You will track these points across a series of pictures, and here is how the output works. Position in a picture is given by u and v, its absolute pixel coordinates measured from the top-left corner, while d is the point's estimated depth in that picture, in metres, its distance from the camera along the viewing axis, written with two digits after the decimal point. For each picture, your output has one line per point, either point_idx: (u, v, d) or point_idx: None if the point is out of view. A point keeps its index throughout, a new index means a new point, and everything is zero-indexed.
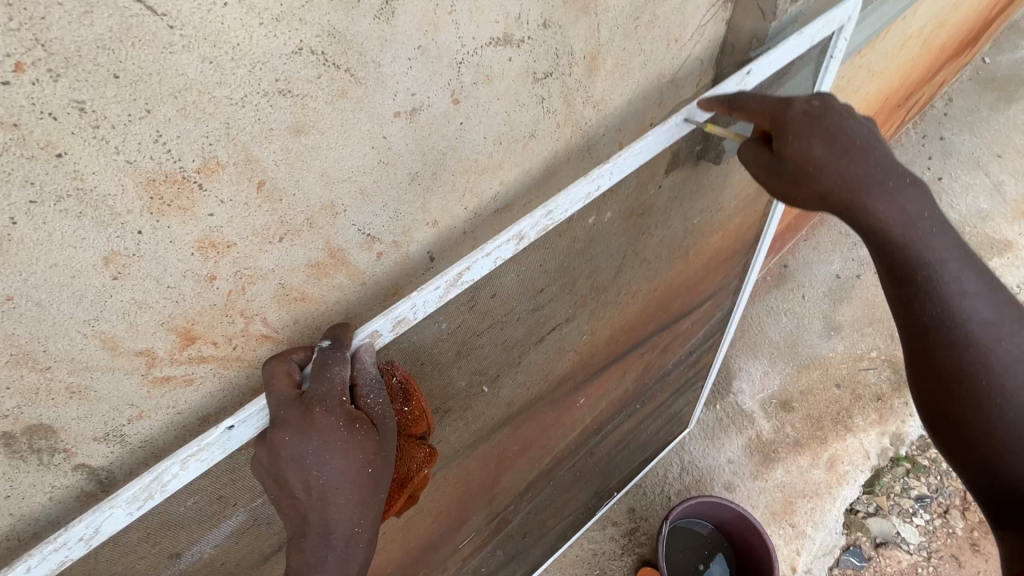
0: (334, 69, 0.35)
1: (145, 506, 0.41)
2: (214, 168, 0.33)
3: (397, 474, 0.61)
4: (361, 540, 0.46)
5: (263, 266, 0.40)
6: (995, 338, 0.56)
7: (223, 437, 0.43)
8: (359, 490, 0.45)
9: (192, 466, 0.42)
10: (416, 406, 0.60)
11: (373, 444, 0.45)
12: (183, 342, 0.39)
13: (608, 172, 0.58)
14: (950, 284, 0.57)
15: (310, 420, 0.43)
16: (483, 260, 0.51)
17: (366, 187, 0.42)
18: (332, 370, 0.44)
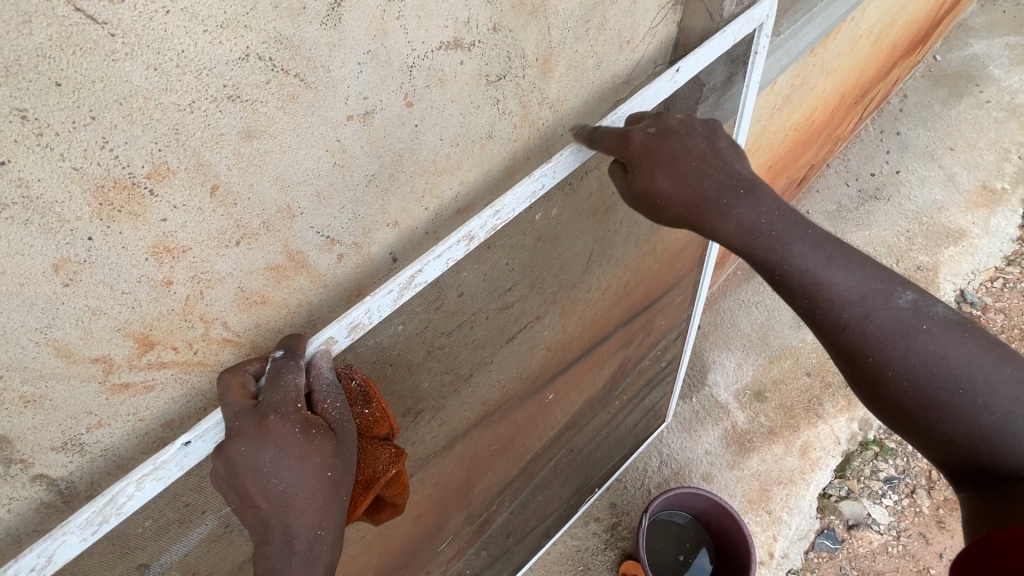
0: (282, 74, 0.35)
1: (99, 531, 0.41)
2: (165, 174, 0.34)
3: (362, 476, 0.61)
4: (326, 545, 0.46)
5: (221, 270, 0.41)
6: (887, 330, 0.55)
7: (179, 454, 0.44)
8: (320, 493, 0.45)
9: (148, 486, 0.43)
10: (376, 407, 0.59)
11: (332, 448, 0.46)
12: (141, 348, 0.40)
13: (552, 171, 0.60)
14: (827, 288, 0.56)
15: (265, 428, 0.43)
16: (435, 262, 0.53)
17: (322, 190, 0.43)
18: (286, 378, 0.45)
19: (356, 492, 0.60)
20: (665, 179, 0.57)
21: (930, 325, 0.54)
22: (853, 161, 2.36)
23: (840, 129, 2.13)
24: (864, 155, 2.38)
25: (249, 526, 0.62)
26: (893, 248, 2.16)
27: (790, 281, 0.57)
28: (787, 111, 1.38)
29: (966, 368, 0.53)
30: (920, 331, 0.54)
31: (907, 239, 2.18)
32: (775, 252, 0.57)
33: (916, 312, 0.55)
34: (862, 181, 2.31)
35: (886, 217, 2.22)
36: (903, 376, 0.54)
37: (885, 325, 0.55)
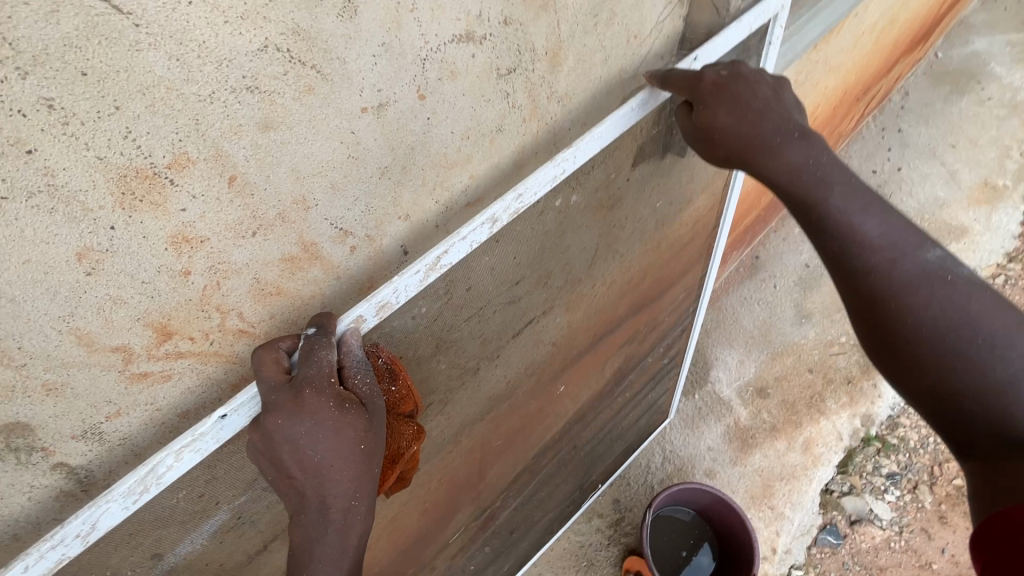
0: (299, 66, 0.36)
1: (141, 499, 0.42)
2: (185, 163, 0.34)
3: (387, 451, 0.65)
4: (358, 513, 0.49)
5: (237, 261, 0.41)
6: (912, 278, 0.61)
7: (215, 427, 0.45)
8: (353, 466, 0.48)
9: (187, 457, 0.44)
10: (403, 386, 0.62)
11: (363, 423, 0.47)
12: (159, 338, 0.40)
13: (573, 157, 0.61)
14: (862, 234, 0.62)
15: (301, 402, 0.45)
16: (459, 244, 0.54)
17: (336, 181, 0.44)
18: (319, 354, 0.46)
19: (382, 466, 0.64)
20: (726, 118, 0.62)
21: (953, 278, 0.61)
22: (855, 159, 2.36)
23: (842, 126, 2.13)
24: (866, 152, 2.38)
25: (261, 518, 0.62)
26: None
27: (829, 225, 0.63)
28: None
29: (979, 317, 0.59)
30: (944, 284, 0.61)
31: None
32: (814, 195, 0.63)
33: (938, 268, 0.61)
34: (864, 178, 2.31)
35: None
36: (919, 332, 0.60)
37: (910, 270, 0.61)
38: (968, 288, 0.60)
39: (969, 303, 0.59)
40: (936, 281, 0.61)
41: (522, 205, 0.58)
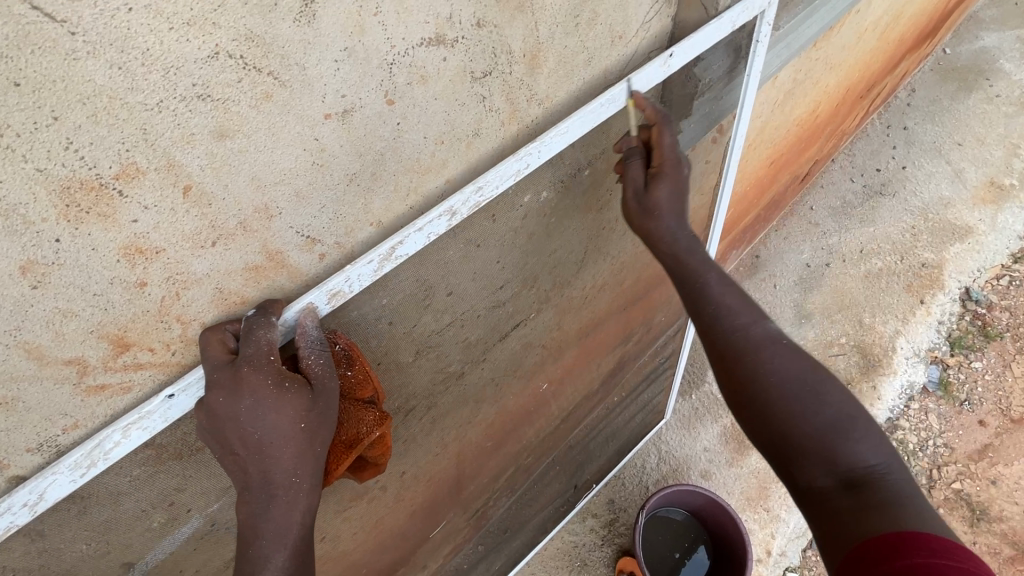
0: (255, 72, 0.35)
1: (88, 473, 0.42)
2: (133, 174, 0.33)
3: (344, 438, 0.56)
4: (303, 491, 0.48)
5: (197, 270, 0.40)
6: (773, 365, 0.64)
7: (164, 405, 0.44)
8: (295, 443, 0.46)
9: (135, 435, 0.43)
10: (360, 369, 0.56)
11: (304, 399, 0.46)
12: (117, 350, 0.39)
13: (538, 150, 0.58)
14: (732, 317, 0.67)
15: (239, 381, 0.43)
16: (415, 235, 0.52)
17: (301, 189, 0.43)
18: (259, 334, 0.44)
19: (337, 454, 0.56)
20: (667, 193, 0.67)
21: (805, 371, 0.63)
22: (858, 157, 2.33)
23: (846, 123, 2.10)
24: (870, 150, 2.35)
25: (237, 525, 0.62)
26: (897, 246, 2.14)
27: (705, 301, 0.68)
28: (790, 106, 1.36)
29: (822, 382, 0.62)
30: (796, 373, 0.63)
31: (912, 236, 2.16)
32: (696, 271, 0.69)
33: (776, 336, 0.66)
34: (867, 177, 2.28)
35: (890, 214, 2.20)
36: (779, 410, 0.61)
37: (756, 336, 0.66)
38: (797, 357, 0.64)
39: (804, 374, 0.63)
40: (777, 351, 0.64)
41: (483, 198, 0.57)
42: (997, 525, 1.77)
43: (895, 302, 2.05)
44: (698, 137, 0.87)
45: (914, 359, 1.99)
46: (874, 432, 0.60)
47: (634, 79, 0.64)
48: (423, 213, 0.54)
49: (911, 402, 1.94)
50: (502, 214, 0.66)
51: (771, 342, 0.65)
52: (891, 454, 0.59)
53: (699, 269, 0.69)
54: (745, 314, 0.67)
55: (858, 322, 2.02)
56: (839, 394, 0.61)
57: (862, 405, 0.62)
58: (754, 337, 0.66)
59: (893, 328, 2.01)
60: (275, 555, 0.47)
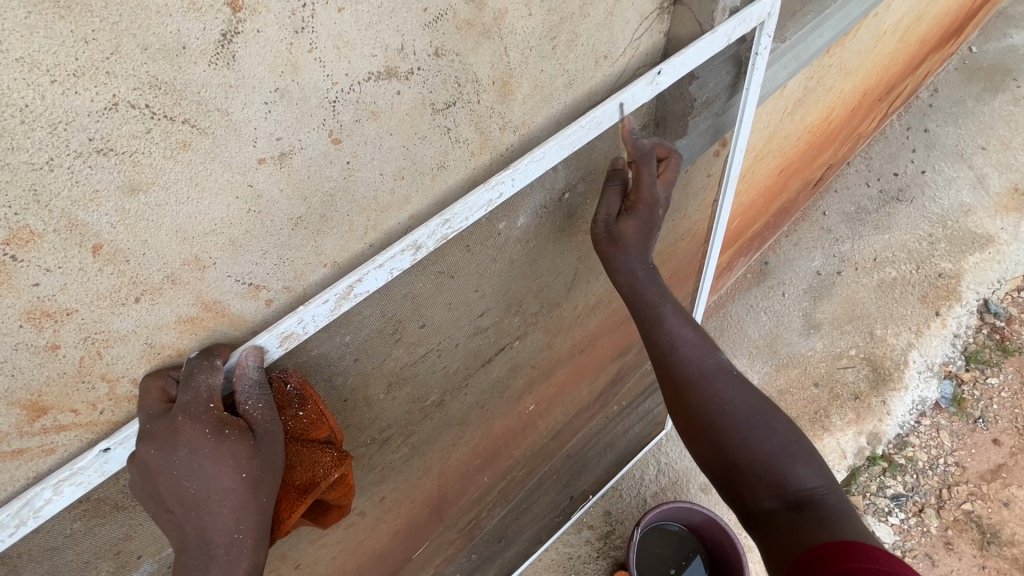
0: (166, 121, 0.31)
1: (17, 534, 0.38)
2: (28, 238, 0.30)
3: (297, 483, 0.49)
4: (245, 550, 0.41)
5: (120, 327, 0.37)
6: (721, 395, 0.72)
7: (99, 460, 0.40)
8: (235, 498, 0.40)
9: (68, 491, 0.39)
10: (314, 409, 0.48)
11: (247, 448, 0.40)
12: (33, 414, 0.36)
13: (512, 178, 0.54)
14: (684, 351, 0.74)
15: (171, 429, 0.38)
16: (376, 272, 0.47)
17: (236, 237, 0.39)
18: (198, 377, 0.39)
19: (290, 501, 0.48)
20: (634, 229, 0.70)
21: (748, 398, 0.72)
22: (875, 160, 2.25)
23: (863, 126, 2.01)
24: (888, 153, 2.26)
25: None
26: (913, 254, 2.06)
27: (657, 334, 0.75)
28: (801, 114, 1.29)
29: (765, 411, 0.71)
30: (741, 402, 0.72)
31: (929, 244, 2.07)
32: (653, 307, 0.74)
33: (726, 368, 0.74)
34: (884, 181, 2.20)
35: (907, 221, 2.12)
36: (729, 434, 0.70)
37: (707, 368, 0.74)
38: (743, 389, 0.73)
39: (749, 404, 0.72)
40: (725, 383, 0.73)
41: (453, 231, 0.52)
42: (1008, 549, 1.71)
43: (909, 314, 1.98)
44: (697, 154, 0.81)
45: (926, 373, 1.92)
46: (810, 453, 0.69)
47: (615, 100, 0.58)
48: (387, 247, 0.49)
49: (922, 418, 1.87)
50: (478, 242, 0.62)
51: (721, 373, 0.74)
52: (827, 472, 0.68)
53: (654, 303, 0.74)
54: (700, 348, 0.75)
55: (870, 334, 1.95)
56: (781, 422, 0.70)
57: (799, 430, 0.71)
58: (706, 368, 0.74)
59: (906, 340, 1.94)
60: None
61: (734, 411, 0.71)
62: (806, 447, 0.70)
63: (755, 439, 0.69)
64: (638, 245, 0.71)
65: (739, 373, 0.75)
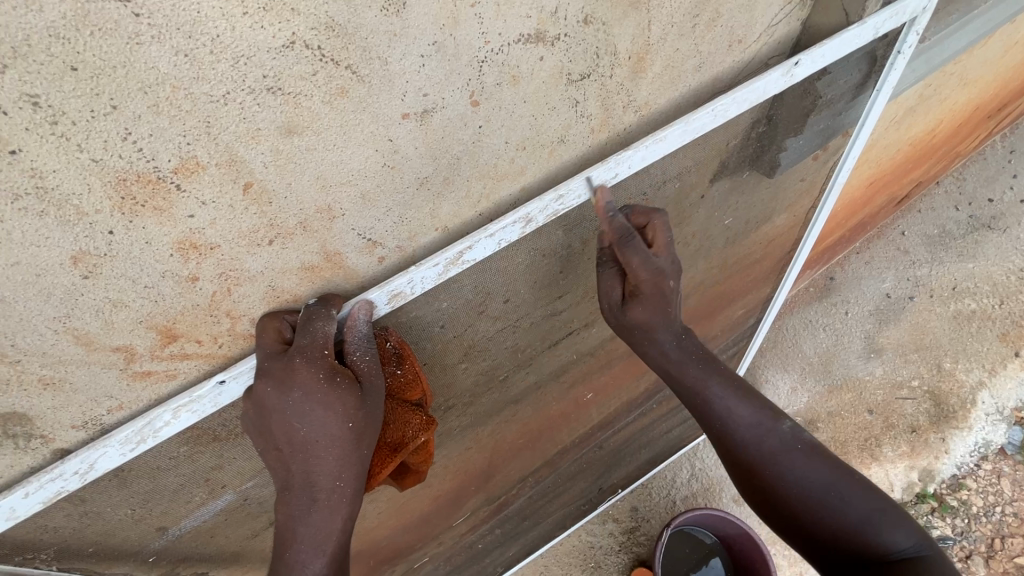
0: (332, 66, 0.31)
1: (137, 450, 0.40)
2: (193, 169, 0.30)
3: (390, 440, 0.52)
4: (345, 495, 0.43)
5: (251, 267, 0.38)
6: (785, 463, 0.67)
7: (214, 391, 0.42)
8: (340, 445, 0.42)
9: (184, 416, 0.41)
10: (412, 369, 0.50)
11: (355, 398, 0.41)
12: (164, 340, 0.38)
13: (630, 160, 0.52)
14: (734, 424, 0.69)
15: (290, 373, 0.39)
16: (487, 241, 0.47)
17: (367, 191, 0.39)
18: (316, 325, 0.40)
19: (382, 457, 0.51)
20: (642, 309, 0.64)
21: (819, 460, 0.67)
22: (969, 182, 2.07)
23: (964, 144, 1.86)
24: (984, 176, 2.08)
25: (267, 501, 0.62)
26: (998, 288, 1.92)
27: (708, 406, 0.70)
28: (908, 123, 1.20)
29: (839, 478, 0.65)
30: (809, 464, 0.66)
31: (1019, 280, 1.92)
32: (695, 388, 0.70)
33: (791, 440, 0.68)
34: (976, 206, 2.03)
35: (994, 253, 1.96)
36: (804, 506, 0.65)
37: (771, 448, 0.67)
38: (815, 457, 0.67)
39: (822, 476, 0.65)
40: (792, 459, 0.67)
41: (564, 208, 0.50)
42: None
43: (984, 350, 1.86)
44: (804, 155, 0.77)
45: (995, 416, 1.81)
46: (897, 516, 0.63)
47: (747, 89, 0.54)
48: (497, 218, 0.48)
49: (982, 461, 1.78)
50: (575, 223, 0.60)
51: (785, 451, 0.67)
52: (917, 534, 0.62)
53: (699, 384, 0.69)
54: (758, 427, 0.69)
55: (936, 366, 1.85)
56: (862, 488, 0.65)
57: (878, 489, 0.65)
58: (767, 448, 0.68)
59: (977, 378, 1.83)
60: (312, 557, 0.44)
61: (807, 484, 0.66)
62: (888, 507, 0.64)
63: (830, 514, 0.64)
64: (661, 323, 0.65)
65: (809, 439, 0.69)
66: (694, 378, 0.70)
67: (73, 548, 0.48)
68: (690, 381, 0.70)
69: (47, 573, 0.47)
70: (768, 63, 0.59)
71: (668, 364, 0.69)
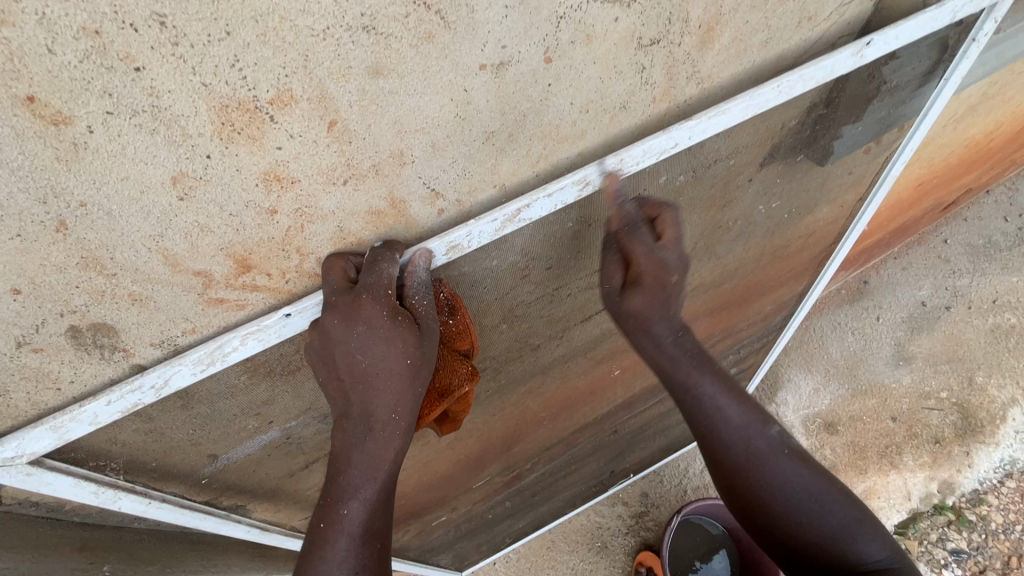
0: (423, 10, 0.33)
1: (208, 371, 0.43)
2: (287, 101, 0.32)
3: (437, 386, 0.55)
4: (399, 429, 0.46)
5: (324, 206, 0.39)
6: (774, 469, 0.60)
7: (279, 323, 0.44)
8: (398, 381, 0.44)
9: (251, 343, 0.43)
10: (462, 320, 0.53)
11: (415, 338, 0.43)
12: (239, 269, 0.40)
13: (690, 130, 0.52)
14: (722, 420, 0.62)
15: (356, 306, 0.41)
16: (543, 201, 0.48)
17: (437, 141, 0.40)
18: (382, 266, 0.42)
19: (430, 401, 0.55)
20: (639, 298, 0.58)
21: (803, 468, 0.61)
22: None
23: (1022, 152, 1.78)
24: None
25: (307, 441, 0.65)
26: None
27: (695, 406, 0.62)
28: (966, 124, 1.16)
29: (823, 487, 0.60)
30: (794, 473, 0.60)
31: None
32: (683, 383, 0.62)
33: (779, 445, 0.61)
34: None
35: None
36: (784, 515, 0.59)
37: (762, 451, 0.61)
38: (800, 464, 0.61)
39: (808, 484, 0.60)
40: (780, 465, 0.60)
41: (620, 174, 0.51)
42: None
43: (1020, 367, 1.82)
44: (859, 145, 0.75)
45: None
46: (875, 524, 0.59)
47: (814, 67, 0.54)
48: (554, 180, 0.49)
49: (1007, 479, 1.75)
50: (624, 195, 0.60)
51: (775, 457, 0.61)
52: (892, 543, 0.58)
53: (691, 381, 0.62)
54: (746, 428, 0.62)
55: (968, 379, 1.81)
56: (841, 496, 0.60)
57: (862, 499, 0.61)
58: (758, 452, 0.61)
59: (1009, 395, 1.79)
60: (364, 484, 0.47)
61: (793, 493, 0.60)
62: (867, 515, 0.59)
63: (812, 520, 0.59)
64: (657, 314, 0.59)
65: (794, 445, 0.63)
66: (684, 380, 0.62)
67: (136, 464, 0.52)
68: (680, 379, 0.62)
69: (115, 480, 0.51)
70: (836, 44, 0.57)
71: (663, 361, 0.62)
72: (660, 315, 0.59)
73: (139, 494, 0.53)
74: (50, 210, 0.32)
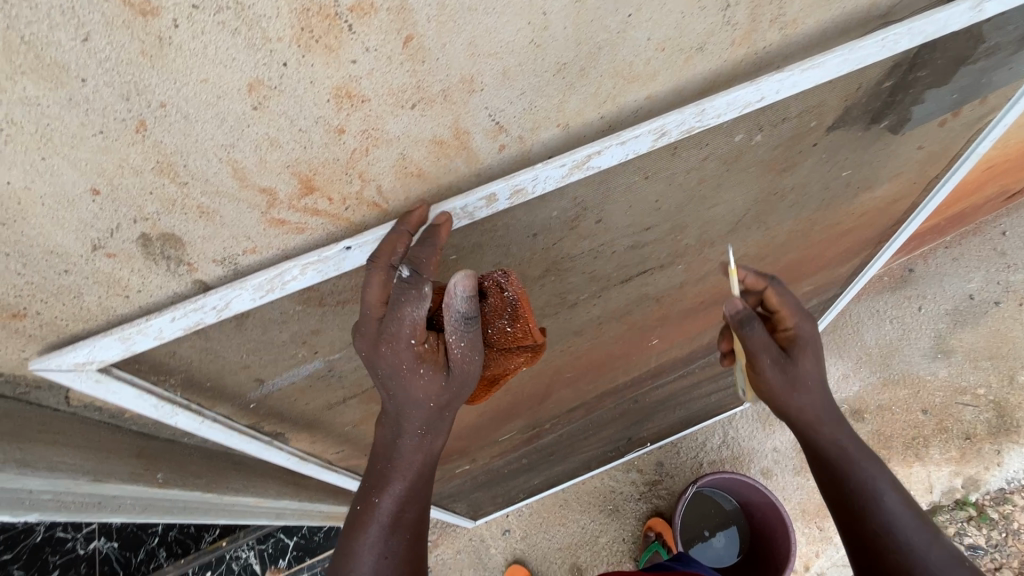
0: None
1: (267, 296, 0.44)
2: (366, 10, 0.32)
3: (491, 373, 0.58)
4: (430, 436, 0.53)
5: (391, 131, 0.39)
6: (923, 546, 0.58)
7: (339, 257, 0.44)
8: (424, 412, 0.50)
9: (310, 274, 0.44)
10: (521, 325, 0.51)
11: (433, 381, 0.47)
12: (302, 190, 0.40)
13: (779, 84, 0.49)
14: (872, 485, 0.62)
15: (385, 346, 0.45)
16: (616, 149, 0.46)
17: (510, 68, 0.39)
18: (404, 307, 0.44)
19: (482, 385, 0.59)
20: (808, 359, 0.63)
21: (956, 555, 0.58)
22: None
23: None
24: None
25: (347, 376, 0.67)
26: None
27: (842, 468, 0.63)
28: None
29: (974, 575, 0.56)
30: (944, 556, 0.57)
31: None
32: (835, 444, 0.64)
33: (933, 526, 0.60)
34: None
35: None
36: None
37: (911, 525, 0.59)
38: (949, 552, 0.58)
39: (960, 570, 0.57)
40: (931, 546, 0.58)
41: (698, 127, 0.49)
42: None
43: None
44: (934, 110, 0.71)
45: None
46: None
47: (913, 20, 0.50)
48: (628, 128, 0.48)
49: None
50: (685, 149, 0.58)
51: (928, 536, 0.59)
52: None
53: (844, 452, 0.64)
54: (897, 504, 0.61)
55: (1009, 377, 1.76)
56: None
57: None
58: (909, 525, 0.59)
59: None
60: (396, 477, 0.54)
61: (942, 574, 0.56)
62: None
63: None
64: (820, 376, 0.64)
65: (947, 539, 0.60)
66: (835, 446, 0.65)
67: (189, 382, 0.54)
68: (838, 443, 0.64)
69: (172, 394, 0.53)
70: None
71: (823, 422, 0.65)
72: (821, 383, 0.64)
73: (192, 410, 0.56)
74: (131, 108, 0.32)
